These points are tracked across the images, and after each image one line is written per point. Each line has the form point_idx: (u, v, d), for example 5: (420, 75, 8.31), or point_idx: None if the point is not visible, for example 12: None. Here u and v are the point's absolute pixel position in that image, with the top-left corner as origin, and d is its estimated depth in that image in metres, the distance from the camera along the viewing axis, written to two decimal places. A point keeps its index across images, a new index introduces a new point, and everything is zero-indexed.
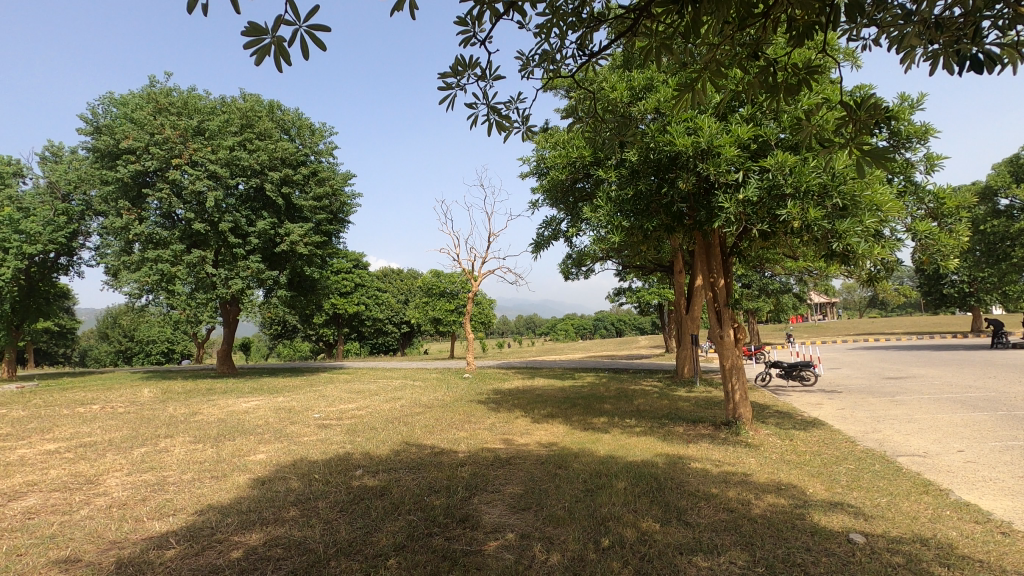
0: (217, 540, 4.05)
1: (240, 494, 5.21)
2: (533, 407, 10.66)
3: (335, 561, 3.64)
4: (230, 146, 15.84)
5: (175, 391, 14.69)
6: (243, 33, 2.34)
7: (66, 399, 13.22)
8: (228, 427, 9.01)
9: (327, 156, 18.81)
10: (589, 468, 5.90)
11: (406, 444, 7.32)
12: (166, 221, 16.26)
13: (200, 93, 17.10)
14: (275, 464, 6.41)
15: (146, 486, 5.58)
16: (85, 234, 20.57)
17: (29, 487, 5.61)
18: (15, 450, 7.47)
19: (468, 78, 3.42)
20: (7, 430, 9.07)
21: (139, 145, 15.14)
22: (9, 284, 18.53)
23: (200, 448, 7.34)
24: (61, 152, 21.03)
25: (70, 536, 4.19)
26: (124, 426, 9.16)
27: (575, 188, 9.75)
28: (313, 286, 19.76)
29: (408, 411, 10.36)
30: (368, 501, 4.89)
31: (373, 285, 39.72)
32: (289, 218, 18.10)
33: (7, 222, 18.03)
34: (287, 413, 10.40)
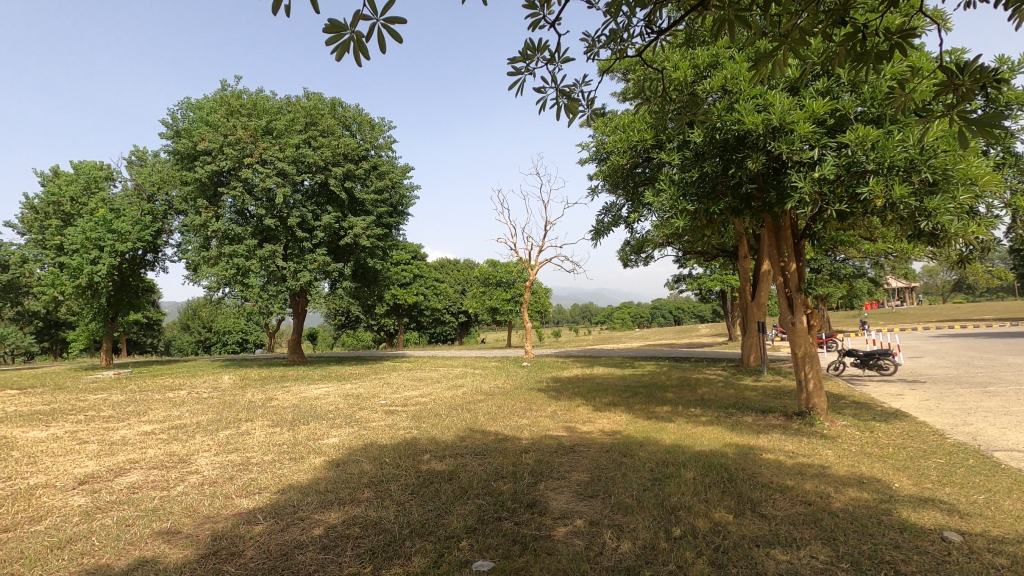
0: (300, 517, 4.28)
1: (317, 475, 5.49)
2: (594, 396, 10.60)
3: (410, 542, 3.76)
4: (296, 144, 16.49)
5: (252, 378, 15.63)
6: (324, 30, 2.42)
7: (157, 385, 14.33)
8: (301, 412, 9.48)
9: (387, 150, 19.25)
10: (656, 456, 5.81)
11: (470, 431, 7.45)
12: (240, 218, 17.19)
13: (267, 93, 17.88)
14: (347, 448, 6.69)
15: (233, 466, 5.97)
16: (167, 232, 22.09)
17: (131, 464, 6.14)
18: (117, 430, 8.17)
19: (537, 62, 3.38)
20: (108, 413, 9.90)
21: (214, 146, 16.03)
22: (105, 280, 20.20)
23: (278, 432, 7.76)
24: (146, 156, 22.61)
25: (170, 509, 4.55)
26: (209, 411, 9.83)
27: (635, 173, 9.55)
28: (376, 278, 20.42)
29: (470, 399, 10.53)
30: (437, 484, 5.02)
31: (430, 276, 40.49)
32: (352, 211, 18.66)
33: (101, 222, 19.61)
34: (355, 399, 10.80)
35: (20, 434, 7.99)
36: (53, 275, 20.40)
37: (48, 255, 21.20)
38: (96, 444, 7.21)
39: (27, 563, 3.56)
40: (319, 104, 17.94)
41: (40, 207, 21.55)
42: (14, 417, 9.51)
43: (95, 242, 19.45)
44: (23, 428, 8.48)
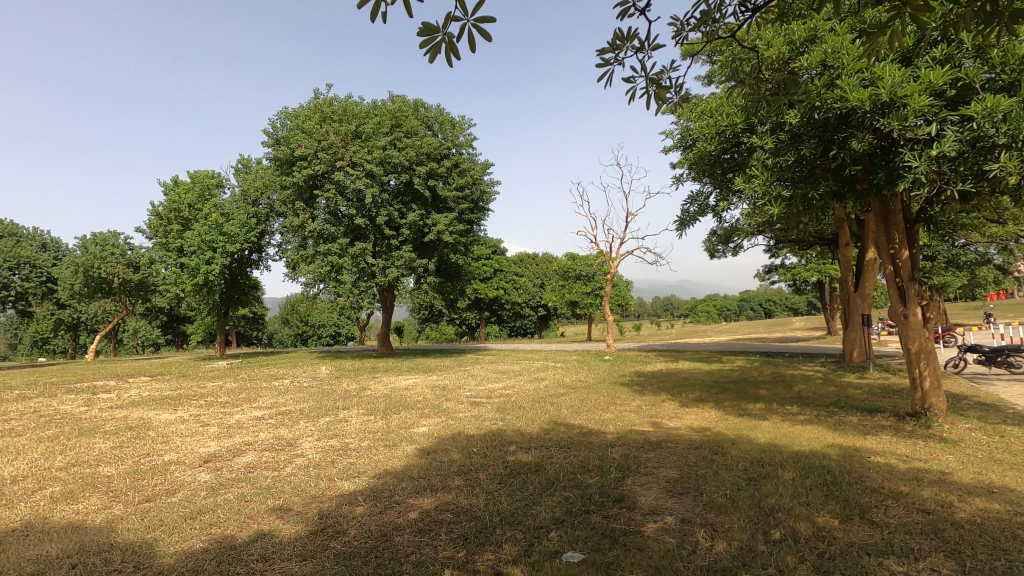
0: (396, 501, 4.51)
1: (409, 462, 5.76)
2: (680, 391, 10.30)
3: (500, 529, 3.86)
4: (383, 146, 17.23)
5: (346, 368, 16.62)
6: (419, 35, 2.53)
7: (264, 374, 15.65)
8: (392, 402, 9.94)
9: (467, 147, 19.68)
10: (750, 455, 5.55)
11: (554, 424, 7.49)
12: (333, 219, 18.25)
13: (355, 99, 18.79)
14: (437, 437, 6.96)
15: (334, 450, 6.40)
16: (270, 233, 23.88)
17: (246, 446, 6.75)
18: (233, 415, 9.01)
19: (626, 52, 3.32)
20: (224, 399, 10.93)
21: (310, 152, 17.09)
22: (218, 279, 22.22)
23: (371, 420, 8.21)
24: (250, 164, 24.56)
25: (281, 488, 4.95)
26: (310, 398, 10.57)
27: (724, 159, 9.15)
28: (458, 273, 21.00)
29: (552, 392, 10.57)
30: (523, 475, 5.10)
31: (510, 270, 40.96)
32: (435, 209, 19.23)
33: (214, 226, 21.67)
34: (441, 391, 11.18)
35: (154, 416, 9.00)
36: (175, 275, 22.71)
37: (171, 257, 23.62)
38: (216, 427, 7.97)
39: (166, 530, 4.03)
40: (403, 106, 18.65)
41: (164, 214, 24.03)
42: (148, 401, 10.73)
43: (210, 244, 21.51)
44: (156, 411, 9.54)
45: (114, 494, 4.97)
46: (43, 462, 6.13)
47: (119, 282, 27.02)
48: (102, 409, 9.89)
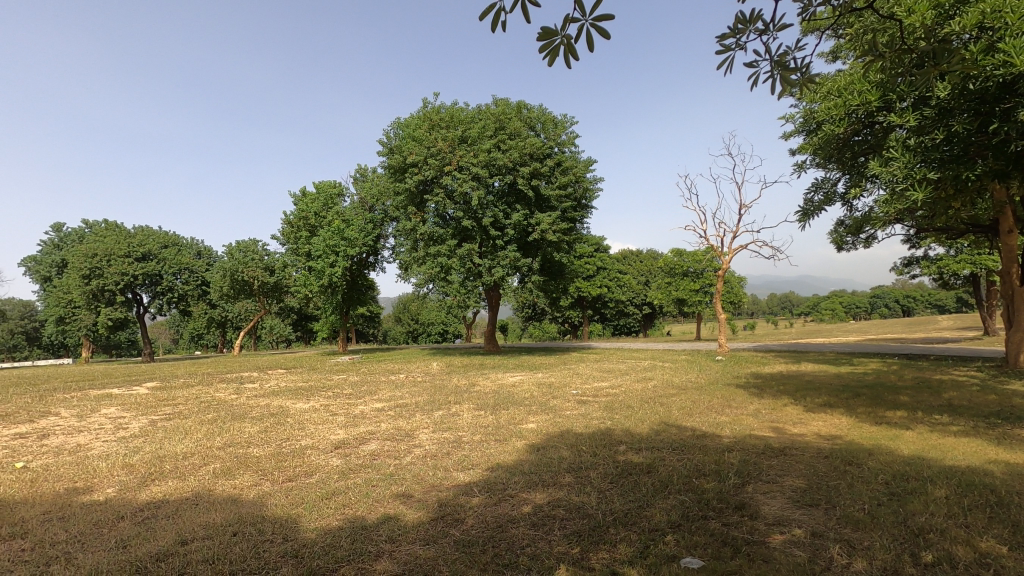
0: (510, 494, 4.64)
1: (520, 457, 5.89)
2: (804, 395, 9.53)
3: (614, 529, 3.83)
4: (488, 148, 17.72)
5: (456, 365, 17.30)
6: (537, 39, 2.64)
7: (382, 369, 16.76)
8: (500, 397, 10.21)
9: (570, 145, 19.66)
10: (891, 467, 5.02)
11: (665, 425, 7.27)
12: (442, 221, 19.08)
13: (461, 105, 19.49)
14: (545, 433, 7.04)
15: (448, 442, 6.71)
16: (384, 237, 25.48)
17: (370, 435, 7.27)
18: (357, 406, 9.76)
19: (748, 35, 3.14)
20: (349, 391, 11.85)
21: (421, 158, 18.00)
22: (341, 280, 24.14)
23: (482, 415, 8.48)
24: (366, 173, 26.40)
25: (403, 476, 5.29)
26: (424, 393, 11.16)
27: (854, 142, 8.36)
28: (561, 271, 21.06)
29: (661, 392, 10.26)
30: (635, 476, 5.01)
31: (613, 267, 40.29)
32: (538, 208, 19.42)
33: (337, 232, 23.61)
34: (547, 388, 11.28)
35: (290, 404, 9.99)
36: (305, 278, 25.03)
37: (300, 261, 26.04)
38: (343, 416, 8.67)
39: (307, 507, 4.46)
40: (506, 109, 19.05)
41: (294, 222, 26.50)
42: (286, 391, 11.92)
43: (334, 249, 23.46)
44: (293, 400, 10.60)
45: (262, 473, 5.59)
46: (206, 442, 7.05)
47: (258, 284, 30.25)
48: (249, 396, 11.16)
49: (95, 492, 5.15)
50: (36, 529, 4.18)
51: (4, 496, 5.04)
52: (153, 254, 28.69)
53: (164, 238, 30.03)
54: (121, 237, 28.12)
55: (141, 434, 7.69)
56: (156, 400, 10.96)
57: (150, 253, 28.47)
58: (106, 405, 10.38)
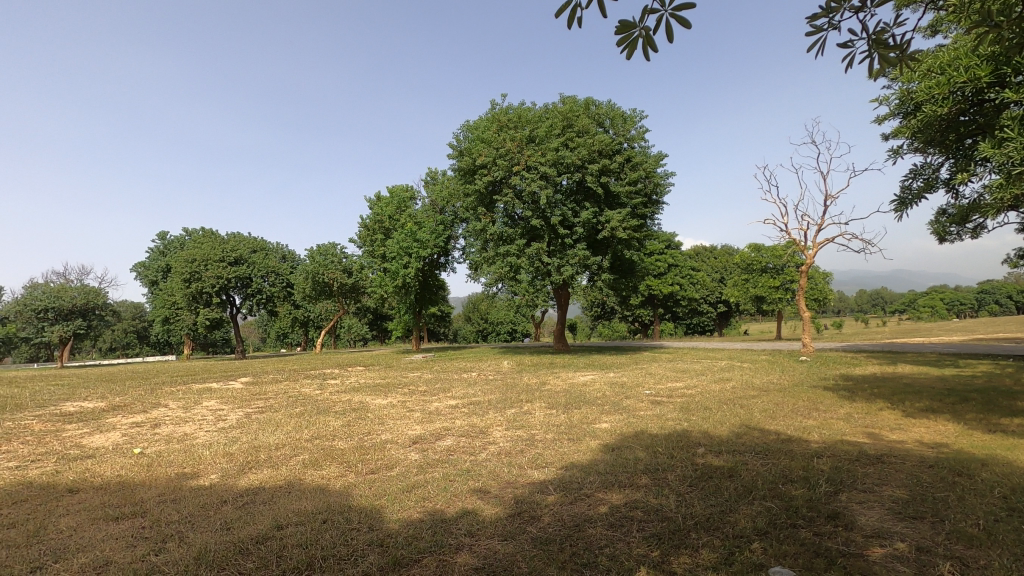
0: (585, 494, 4.61)
1: (594, 457, 5.83)
2: (902, 399, 8.82)
3: (695, 534, 3.71)
4: (556, 147, 17.67)
5: (527, 363, 17.41)
6: (616, 32, 2.70)
7: (454, 367, 17.13)
8: (572, 396, 10.16)
9: (639, 140, 19.24)
10: (1009, 480, 4.54)
11: (747, 428, 6.95)
12: (511, 221, 19.24)
13: (529, 105, 19.57)
14: (620, 433, 6.93)
15: (522, 440, 6.76)
16: (455, 239, 26.06)
17: (446, 431, 7.46)
18: (432, 402, 10.05)
19: (843, 12, 2.96)
20: (424, 388, 12.22)
21: (489, 159, 18.23)
22: (414, 281, 24.94)
23: (555, 414, 8.48)
24: (437, 176, 27.09)
25: (479, 472, 5.38)
26: (496, 391, 11.31)
27: (960, 122, 7.62)
28: (632, 268, 20.67)
29: (741, 393, 9.83)
30: (715, 480, 4.84)
31: (686, 264, 39.04)
32: (608, 206, 19.13)
33: (410, 235, 24.43)
34: (620, 388, 11.09)
35: (370, 400, 10.42)
36: (380, 279, 26.02)
37: (376, 263, 27.08)
38: (419, 412, 8.95)
39: (390, 499, 4.65)
40: (574, 106, 18.91)
41: (370, 225, 27.60)
42: (365, 387, 12.46)
43: (407, 250, 24.29)
44: (372, 396, 11.06)
45: (346, 465, 5.88)
46: (296, 434, 7.50)
47: (337, 286, 31.80)
48: (332, 392, 11.76)
49: (201, 477, 5.62)
50: (153, 509, 4.62)
51: (126, 479, 5.60)
52: (244, 259, 30.85)
53: (252, 244, 32.21)
54: (215, 244, 30.49)
55: (238, 426, 8.30)
56: (250, 395, 11.79)
57: (241, 258, 30.63)
58: (207, 399, 11.28)
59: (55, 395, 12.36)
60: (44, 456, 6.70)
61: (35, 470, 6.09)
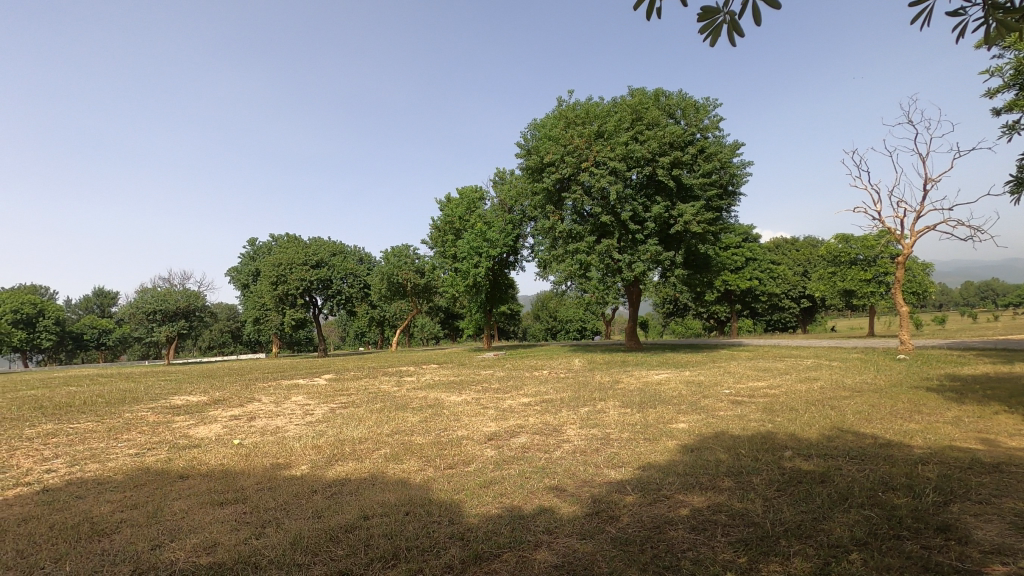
0: (665, 495, 4.50)
1: (673, 457, 5.67)
2: (1022, 401, 7.94)
3: (786, 541, 3.53)
4: (625, 141, 17.32)
5: (598, 362, 17.21)
6: (699, 20, 2.65)
7: (525, 365, 17.23)
8: (646, 395, 9.93)
9: (713, 130, 18.51)
10: None
11: (839, 431, 6.51)
12: (580, 218, 19.09)
13: (596, 100, 19.32)
14: (698, 434, 6.70)
15: (597, 439, 6.69)
16: (524, 237, 26.24)
17: (520, 428, 7.51)
18: (505, 399, 10.16)
19: None
20: (496, 385, 12.38)
21: (557, 157, 18.18)
22: (484, 280, 25.31)
23: (629, 412, 8.33)
24: (505, 175, 27.37)
25: (554, 470, 5.38)
26: (568, 388, 11.27)
27: None
28: (707, 263, 19.92)
29: (831, 394, 9.23)
30: (805, 485, 4.57)
31: (765, 258, 37.09)
32: (680, 199, 18.54)
33: (480, 234, 24.83)
34: (696, 387, 10.71)
35: (445, 397, 10.70)
36: (451, 278, 26.63)
37: (447, 263, 27.69)
38: (493, 409, 9.08)
39: (468, 494, 4.75)
40: (643, 98, 18.49)
41: (440, 227, 28.19)
42: (440, 384, 12.80)
43: (477, 250, 24.69)
44: (447, 392, 11.34)
45: (425, 459, 6.05)
46: (377, 428, 7.83)
47: (411, 286, 32.87)
48: (409, 389, 12.18)
49: (292, 467, 5.99)
50: (252, 496, 4.97)
51: (228, 467, 6.07)
52: (325, 262, 32.56)
53: (332, 247, 33.94)
54: (299, 249, 32.35)
55: (323, 420, 8.78)
56: (333, 391, 12.43)
57: (322, 261, 32.35)
58: (295, 394, 12.01)
59: (165, 390, 13.60)
60: (157, 444, 7.39)
61: (151, 456, 6.73)
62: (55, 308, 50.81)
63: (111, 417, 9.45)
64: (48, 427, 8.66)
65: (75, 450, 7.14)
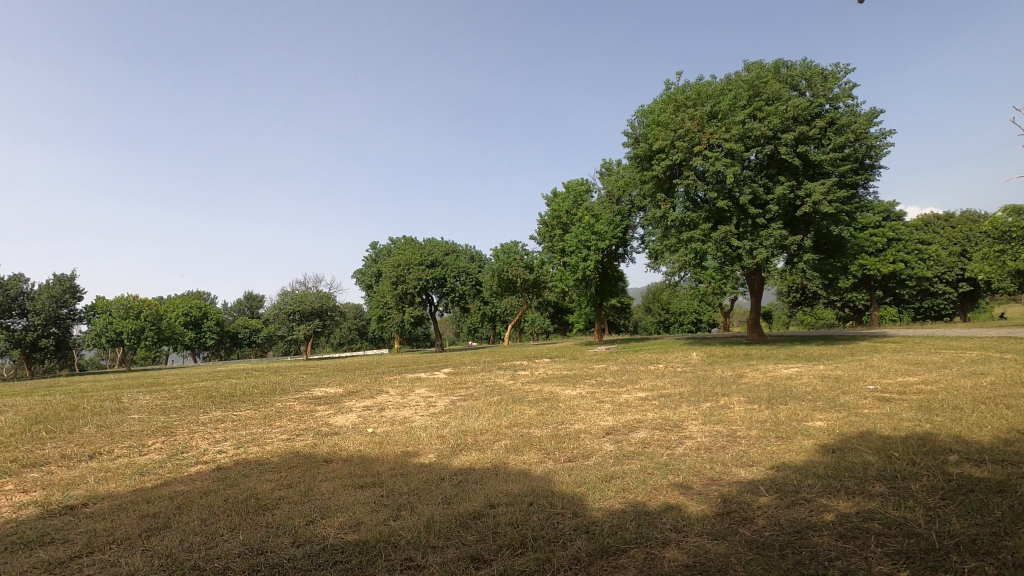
0: (805, 498, 4.16)
1: (811, 458, 5.23)
2: None
3: (959, 556, 3.11)
4: (742, 119, 16.23)
5: (718, 355, 16.34)
6: None
7: (640, 359, 16.86)
8: (775, 391, 9.26)
9: (845, 99, 16.78)
10: None
11: (1019, 433, 5.60)
12: (693, 205, 18.21)
13: (708, 79, 18.34)
14: (840, 433, 6.12)
15: (723, 436, 6.36)
16: (633, 228, 25.63)
17: (639, 423, 7.35)
18: (621, 393, 10.00)
19: None
20: (611, 379, 12.22)
21: (667, 143, 17.46)
22: (594, 273, 25.08)
23: (757, 409, 7.82)
24: (612, 166, 26.90)
25: (679, 467, 5.20)
26: (687, 383, 10.84)
27: None
28: (841, 246, 18.10)
29: (1003, 391, 7.99)
30: (978, 494, 3.99)
31: (912, 238, 32.87)
32: (807, 177, 17.01)
33: (588, 227, 24.65)
34: (834, 382, 9.79)
35: (560, 391, 10.76)
36: (561, 273, 26.70)
37: (555, 258, 27.77)
38: (609, 404, 8.97)
39: (590, 487, 4.74)
40: (761, 72, 17.21)
41: (548, 222, 28.25)
42: (554, 378, 12.90)
43: (586, 243, 24.55)
44: (562, 386, 11.41)
45: (544, 452, 6.14)
46: (497, 420, 8.06)
47: (521, 281, 33.48)
48: (524, 382, 12.42)
49: (420, 456, 6.36)
50: (387, 481, 5.36)
51: (365, 453, 6.61)
52: (439, 261, 34.19)
53: (446, 247, 35.55)
54: (416, 250, 34.29)
55: (446, 411, 9.24)
56: (452, 384, 13.01)
57: (437, 260, 34.00)
58: (419, 387, 12.75)
59: (307, 382, 15.11)
60: (305, 431, 8.24)
61: (301, 442, 7.52)
62: (215, 310, 58.45)
63: (265, 406, 10.69)
64: (218, 413, 10.00)
65: (240, 434, 8.17)
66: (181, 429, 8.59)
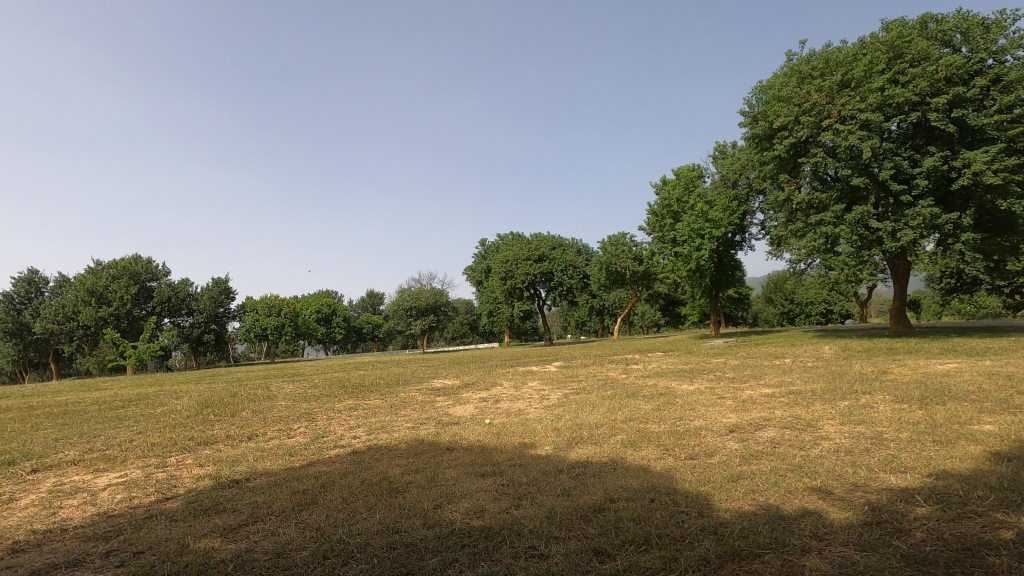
0: (975, 511, 3.66)
1: (981, 466, 4.57)
2: None
3: None
4: (880, 86, 14.51)
5: (855, 349, 14.81)
6: None
7: (763, 353, 15.79)
8: (929, 389, 8.22)
9: (1013, 51, 14.39)
10: None
11: None
12: (823, 185, 16.63)
13: (837, 45, 16.64)
14: (1017, 439, 5.28)
15: (867, 438, 5.76)
16: (751, 214, 24.04)
17: (766, 421, 6.88)
18: (744, 389, 9.44)
19: None
20: (731, 374, 11.58)
21: (790, 119, 16.11)
22: (709, 263, 23.83)
23: (907, 409, 6.99)
24: (726, 149, 25.42)
25: (816, 470, 4.80)
26: (819, 379, 9.98)
27: None
28: (1010, 223, 15.58)
29: None
30: None
31: None
32: (964, 146, 14.83)
33: (701, 215, 23.53)
34: (1004, 380, 8.47)
35: (676, 386, 10.40)
36: (672, 263, 25.72)
37: (666, 248, 26.81)
38: (731, 400, 8.51)
39: (716, 487, 4.53)
40: (903, 31, 15.28)
41: (657, 212, 27.31)
42: (669, 372, 12.49)
43: (699, 231, 23.41)
44: (679, 381, 11.01)
45: (664, 448, 5.96)
46: (612, 415, 7.96)
47: (630, 273, 32.75)
48: (637, 377, 12.17)
49: (538, 447, 6.47)
50: (506, 470, 5.53)
51: (483, 443, 6.85)
52: (547, 256, 34.37)
53: (553, 241, 35.75)
54: (523, 245, 34.79)
55: (560, 404, 9.30)
56: (563, 378, 13.06)
57: (544, 255, 34.21)
58: (532, 380, 12.98)
59: (426, 374, 15.98)
60: (428, 420, 8.73)
61: (424, 430, 7.98)
62: (343, 308, 63.69)
63: (391, 396, 11.47)
64: (351, 402, 10.90)
65: (371, 421, 8.85)
66: (320, 416, 9.50)
